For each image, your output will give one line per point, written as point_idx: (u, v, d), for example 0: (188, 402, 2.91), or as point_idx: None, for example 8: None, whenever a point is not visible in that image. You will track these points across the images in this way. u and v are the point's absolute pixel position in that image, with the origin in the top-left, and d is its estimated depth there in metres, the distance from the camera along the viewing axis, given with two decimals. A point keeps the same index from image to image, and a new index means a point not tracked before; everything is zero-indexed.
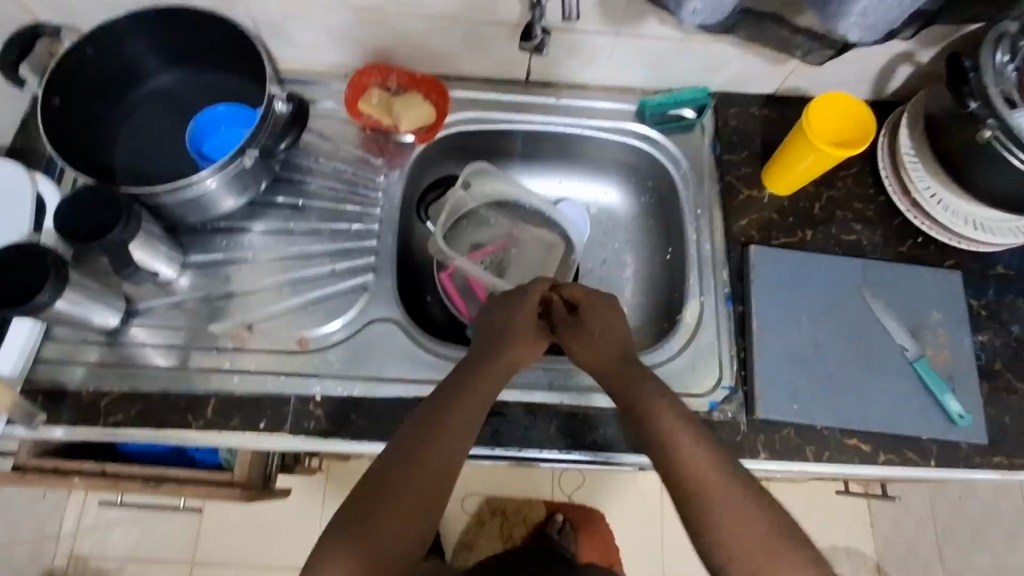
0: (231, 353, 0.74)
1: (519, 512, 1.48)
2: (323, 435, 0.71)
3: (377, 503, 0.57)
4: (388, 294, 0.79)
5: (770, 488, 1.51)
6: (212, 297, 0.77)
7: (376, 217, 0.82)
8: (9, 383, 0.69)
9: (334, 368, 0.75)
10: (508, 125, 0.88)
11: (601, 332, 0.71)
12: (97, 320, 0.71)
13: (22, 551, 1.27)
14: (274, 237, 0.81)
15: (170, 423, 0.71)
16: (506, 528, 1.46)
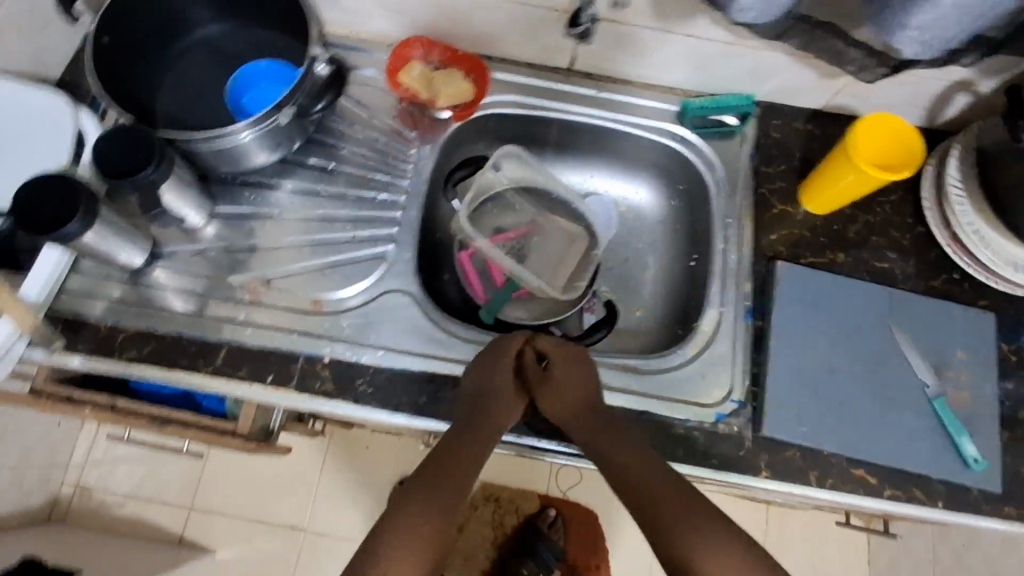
0: (246, 306, 0.75)
1: (513, 501, 1.48)
2: (326, 395, 0.72)
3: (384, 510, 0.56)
4: (407, 266, 0.79)
5: (769, 510, 1.50)
6: (235, 249, 0.79)
7: (403, 188, 0.83)
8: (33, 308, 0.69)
9: (345, 332, 0.75)
10: (544, 112, 0.87)
11: (574, 384, 0.70)
12: (122, 257, 0.72)
13: (32, 475, 1.32)
14: (301, 197, 0.82)
15: (181, 366, 0.72)
16: (498, 514, 1.47)
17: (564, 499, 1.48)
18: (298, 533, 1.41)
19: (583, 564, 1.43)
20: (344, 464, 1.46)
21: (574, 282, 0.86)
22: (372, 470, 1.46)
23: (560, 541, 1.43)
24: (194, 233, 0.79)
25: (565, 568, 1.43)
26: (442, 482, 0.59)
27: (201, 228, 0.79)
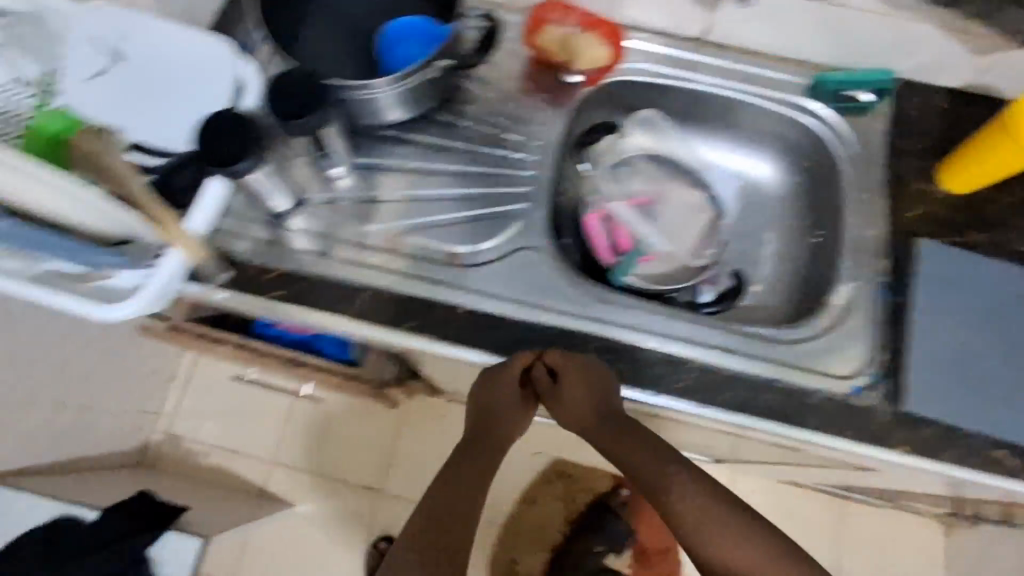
0: (385, 254, 0.77)
1: (587, 479, 1.49)
2: (464, 343, 0.73)
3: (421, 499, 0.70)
4: (539, 224, 0.79)
5: (844, 502, 1.49)
6: (372, 200, 0.81)
7: (535, 149, 0.83)
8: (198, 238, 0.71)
9: (480, 285, 0.77)
10: (674, 80, 0.86)
11: (581, 403, 0.70)
12: (275, 200, 0.75)
13: (127, 420, 1.37)
14: (435, 153, 0.83)
15: (326, 306, 0.74)
16: (569, 490, 1.48)
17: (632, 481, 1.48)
18: (374, 494, 1.45)
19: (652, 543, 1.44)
20: (419, 431, 1.48)
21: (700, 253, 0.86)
22: (447, 439, 1.47)
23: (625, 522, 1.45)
24: (333, 183, 0.81)
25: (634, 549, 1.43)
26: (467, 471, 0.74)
27: (342, 179, 0.81)
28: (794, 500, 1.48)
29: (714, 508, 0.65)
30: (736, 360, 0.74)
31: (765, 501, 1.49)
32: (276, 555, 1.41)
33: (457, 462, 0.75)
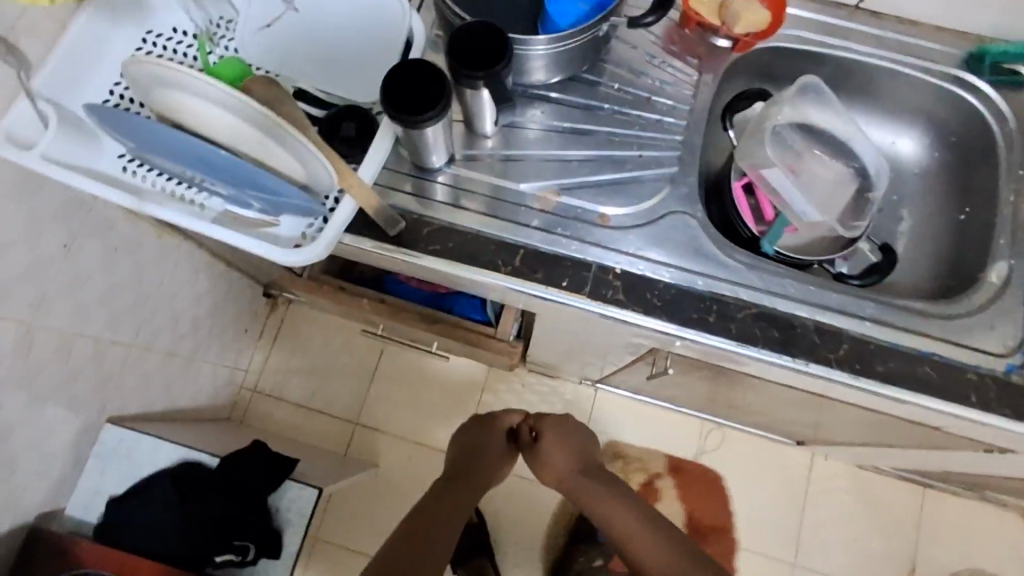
0: (538, 214, 0.77)
1: (642, 460, 1.50)
2: (618, 304, 0.73)
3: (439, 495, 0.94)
4: (690, 190, 0.79)
5: (924, 494, 1.48)
6: (524, 158, 0.80)
7: (686, 113, 0.82)
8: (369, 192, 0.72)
9: (633, 248, 0.76)
10: (824, 49, 0.84)
11: (556, 457, 0.96)
12: (434, 156, 0.75)
13: (219, 374, 1.41)
14: (585, 114, 0.82)
15: (481, 263, 0.75)
16: (624, 472, 1.49)
17: (694, 463, 1.49)
18: None
19: (712, 524, 1.46)
20: (501, 400, 1.51)
21: (853, 222, 0.83)
22: (528, 409, 1.49)
23: (675, 503, 1.49)
24: (482, 140, 0.81)
25: (690, 528, 1.46)
26: (468, 483, 0.97)
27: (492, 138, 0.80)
28: (873, 485, 1.48)
29: (661, 534, 0.82)
30: (892, 333, 0.73)
31: (843, 488, 1.48)
32: (358, 513, 1.45)
33: (461, 480, 0.98)
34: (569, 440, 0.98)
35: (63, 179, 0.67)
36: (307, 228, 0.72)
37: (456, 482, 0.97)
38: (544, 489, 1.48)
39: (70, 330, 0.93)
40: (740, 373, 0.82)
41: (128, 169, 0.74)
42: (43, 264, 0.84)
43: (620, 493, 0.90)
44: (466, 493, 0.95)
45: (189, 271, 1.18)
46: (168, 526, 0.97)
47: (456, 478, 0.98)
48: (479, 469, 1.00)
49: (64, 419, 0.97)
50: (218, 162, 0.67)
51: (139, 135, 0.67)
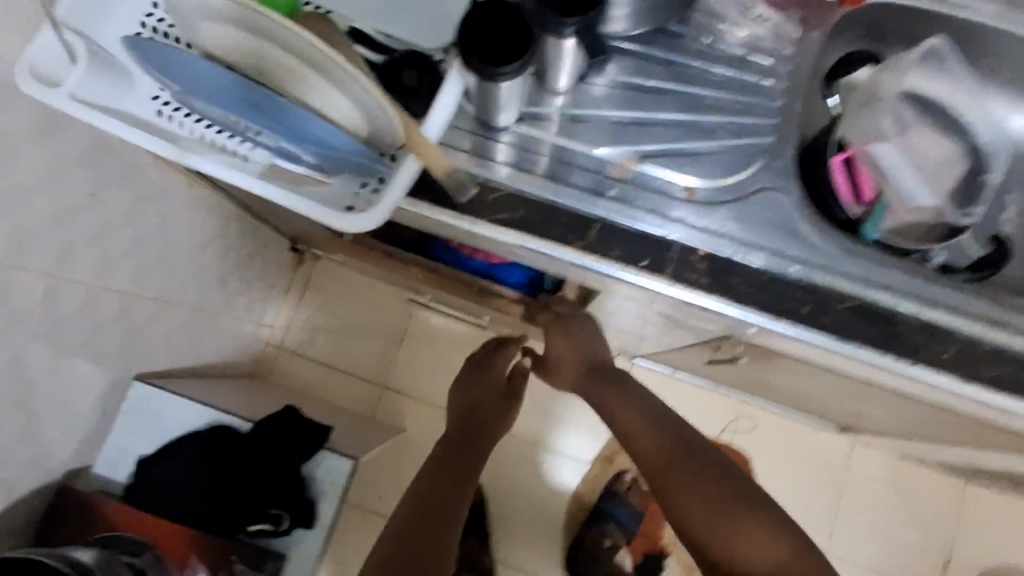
0: (616, 183, 0.69)
1: None
2: (703, 289, 0.67)
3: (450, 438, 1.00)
4: (787, 164, 0.71)
5: (965, 487, 1.43)
6: (602, 118, 0.71)
7: (785, 77, 0.73)
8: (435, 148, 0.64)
9: (723, 227, 0.68)
10: (948, 8, 0.74)
11: (564, 364, 0.91)
12: (503, 114, 0.67)
13: (245, 330, 1.36)
14: (672, 71, 0.73)
15: (553, 237, 0.67)
16: None
17: (719, 442, 1.44)
18: None
19: None
20: None
21: (959, 210, 0.75)
22: None
23: None
24: (552, 96, 0.71)
25: None
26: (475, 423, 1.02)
27: (565, 95, 0.71)
28: (914, 475, 1.43)
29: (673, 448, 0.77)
30: (1004, 336, 0.66)
31: (882, 477, 1.44)
32: (384, 477, 1.42)
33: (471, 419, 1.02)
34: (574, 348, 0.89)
35: (92, 119, 0.60)
36: (361, 187, 0.65)
37: (467, 423, 1.02)
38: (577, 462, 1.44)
39: (98, 282, 0.87)
40: (822, 365, 0.75)
41: (164, 114, 0.66)
42: (70, 212, 0.77)
43: (631, 394, 0.84)
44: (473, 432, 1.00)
45: (219, 223, 1.11)
46: (201, 496, 0.94)
47: (469, 418, 1.02)
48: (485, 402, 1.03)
49: (90, 375, 0.93)
50: (266, 108, 0.59)
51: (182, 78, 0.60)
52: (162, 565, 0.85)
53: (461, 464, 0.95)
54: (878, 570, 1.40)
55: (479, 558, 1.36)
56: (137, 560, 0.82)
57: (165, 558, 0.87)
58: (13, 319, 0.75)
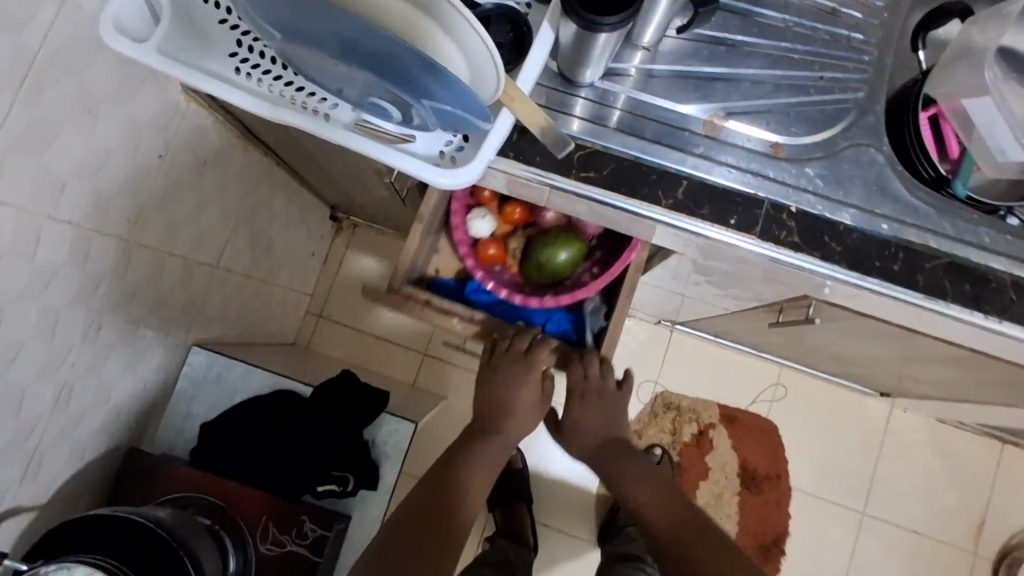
0: (704, 142, 0.68)
1: (693, 409, 1.45)
2: (792, 247, 0.65)
3: (466, 442, 1.02)
4: (877, 119, 0.70)
5: (1002, 449, 1.45)
6: (689, 74, 0.70)
7: (876, 30, 0.73)
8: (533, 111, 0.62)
9: (813, 183, 0.67)
10: None
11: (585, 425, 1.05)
12: (589, 70, 0.65)
13: (287, 299, 1.36)
14: (762, 24, 0.72)
15: (640, 194, 0.66)
16: (676, 423, 1.45)
17: (746, 412, 1.45)
18: None
19: (764, 471, 1.44)
20: None
21: None
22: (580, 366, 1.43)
23: (727, 451, 1.46)
24: (634, 51, 0.69)
25: (743, 475, 1.44)
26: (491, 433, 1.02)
27: (645, 50, 0.69)
28: (952, 440, 1.45)
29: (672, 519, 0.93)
30: None
31: (920, 440, 1.45)
32: (431, 439, 1.42)
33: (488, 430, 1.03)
34: (597, 414, 1.04)
35: (177, 73, 0.58)
36: (444, 146, 0.64)
37: (484, 431, 1.02)
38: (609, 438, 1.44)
39: (163, 247, 0.87)
40: (901, 325, 0.75)
41: (243, 72, 0.63)
42: (141, 175, 0.77)
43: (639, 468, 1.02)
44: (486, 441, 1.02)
45: (268, 189, 1.11)
46: (265, 465, 0.94)
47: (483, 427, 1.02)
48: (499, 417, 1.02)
49: (155, 341, 0.93)
50: (371, 52, 0.50)
51: (261, 12, 0.50)
52: (233, 524, 0.87)
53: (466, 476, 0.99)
54: (914, 531, 1.42)
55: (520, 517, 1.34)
56: (210, 521, 0.84)
57: (234, 515, 0.89)
58: (90, 283, 0.75)
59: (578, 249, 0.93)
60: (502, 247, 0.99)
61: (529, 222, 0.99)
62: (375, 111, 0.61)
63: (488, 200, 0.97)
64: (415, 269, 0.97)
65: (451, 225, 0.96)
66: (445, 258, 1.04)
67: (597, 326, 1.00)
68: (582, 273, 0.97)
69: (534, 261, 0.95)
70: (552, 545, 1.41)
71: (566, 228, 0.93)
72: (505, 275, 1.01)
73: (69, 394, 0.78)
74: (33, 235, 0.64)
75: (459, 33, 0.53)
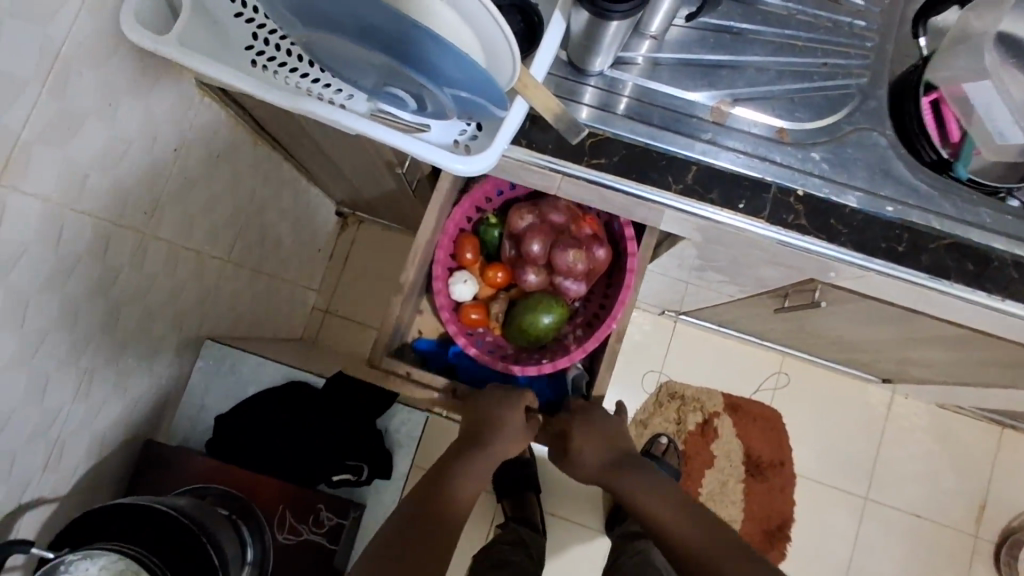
0: (710, 128, 0.70)
1: (698, 398, 1.47)
2: (800, 230, 0.67)
3: (450, 462, 0.89)
4: (878, 104, 0.72)
5: (1002, 433, 1.47)
6: (695, 61, 0.71)
7: (879, 16, 0.74)
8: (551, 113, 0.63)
9: (819, 167, 0.69)
10: None
11: (589, 448, 0.96)
12: (598, 59, 0.66)
13: (294, 294, 1.37)
14: (768, 12, 0.73)
15: (649, 180, 0.68)
16: (680, 412, 1.47)
17: (751, 400, 1.47)
18: None
19: (768, 458, 1.46)
20: None
21: None
22: None
23: (731, 439, 1.47)
24: (640, 41, 0.70)
25: (748, 463, 1.46)
26: (478, 452, 0.90)
27: (652, 40, 0.70)
28: (952, 425, 1.47)
29: (697, 530, 0.83)
30: None
31: (922, 426, 1.47)
32: (440, 431, 1.44)
33: (474, 447, 0.90)
34: (599, 436, 0.96)
35: (195, 64, 0.59)
36: (459, 135, 0.65)
37: (473, 449, 0.90)
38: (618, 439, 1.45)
39: (177, 241, 0.88)
40: (908, 307, 0.77)
41: (259, 64, 0.65)
42: (156, 169, 0.78)
43: (651, 479, 0.93)
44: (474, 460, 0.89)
45: (277, 184, 1.12)
46: (282, 462, 0.96)
47: (471, 446, 0.90)
48: (484, 435, 0.90)
49: (168, 334, 0.95)
50: (389, 32, 0.51)
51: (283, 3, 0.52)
52: (250, 514, 0.88)
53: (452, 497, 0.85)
54: (916, 516, 1.45)
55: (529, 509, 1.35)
56: (227, 511, 0.85)
57: (252, 504, 0.91)
58: (109, 276, 0.76)
59: (560, 313, 0.93)
60: (485, 310, 0.97)
61: (511, 286, 0.99)
62: (391, 100, 0.62)
63: (470, 263, 0.96)
64: (396, 336, 0.92)
65: (433, 290, 0.94)
66: (428, 320, 0.98)
67: (578, 390, 1.01)
68: (563, 336, 0.96)
69: (518, 324, 0.93)
70: (560, 534, 1.42)
71: (548, 293, 0.94)
72: (487, 338, 0.98)
73: (90, 384, 0.80)
74: (57, 227, 0.65)
75: (476, 22, 0.54)
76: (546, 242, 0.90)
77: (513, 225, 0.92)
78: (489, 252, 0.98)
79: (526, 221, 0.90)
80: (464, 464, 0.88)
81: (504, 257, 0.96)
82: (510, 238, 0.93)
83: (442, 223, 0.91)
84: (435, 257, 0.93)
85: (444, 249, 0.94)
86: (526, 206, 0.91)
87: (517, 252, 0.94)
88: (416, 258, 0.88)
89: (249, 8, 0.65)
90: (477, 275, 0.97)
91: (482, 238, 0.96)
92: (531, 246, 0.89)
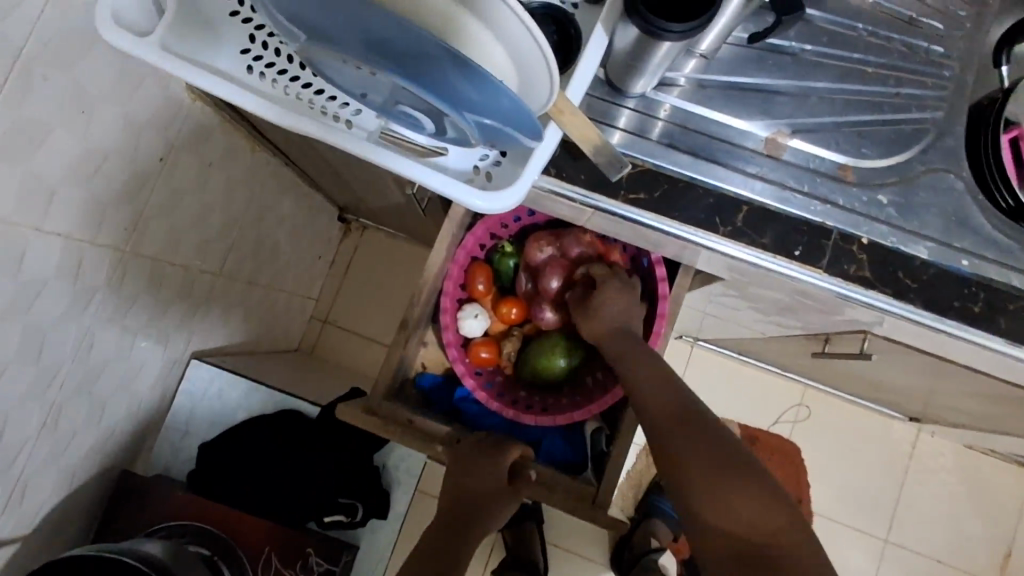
0: (763, 161, 0.61)
1: None
2: (863, 283, 0.59)
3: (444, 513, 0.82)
4: (952, 143, 0.65)
5: None
6: (749, 84, 0.63)
7: (956, 44, 0.67)
8: (588, 141, 0.55)
9: (887, 212, 0.61)
10: None
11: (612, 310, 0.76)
12: (642, 81, 0.58)
13: (291, 304, 1.29)
14: (834, 32, 0.65)
15: (694, 220, 0.60)
16: None
17: (769, 433, 1.39)
18: None
19: None
20: None
21: None
22: None
23: None
24: (688, 60, 0.62)
25: None
26: (459, 500, 0.81)
27: (700, 59, 0.62)
28: (980, 467, 1.39)
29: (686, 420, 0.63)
30: None
31: (947, 467, 1.40)
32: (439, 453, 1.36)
33: (455, 493, 0.81)
34: (616, 308, 0.76)
35: (184, 72, 0.51)
36: (479, 161, 0.57)
37: (456, 497, 0.82)
38: (628, 469, 1.37)
39: (163, 256, 0.80)
40: (972, 368, 0.69)
41: (256, 71, 0.56)
42: (138, 178, 0.70)
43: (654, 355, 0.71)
44: (457, 509, 0.81)
45: (276, 191, 1.04)
46: (263, 500, 0.88)
47: (452, 491, 0.82)
48: (457, 479, 0.80)
49: (152, 355, 0.87)
50: (400, 46, 0.42)
51: (280, 7, 0.44)
52: (233, 556, 0.83)
53: (443, 547, 0.79)
54: (938, 561, 1.37)
55: (531, 543, 1.27)
56: (207, 551, 0.81)
57: (235, 546, 0.84)
58: (82, 297, 0.68)
59: (579, 355, 0.86)
60: (496, 349, 0.89)
61: (524, 322, 0.91)
62: (403, 120, 0.54)
63: (482, 295, 0.88)
64: (398, 371, 0.83)
65: (441, 324, 0.85)
66: (432, 353, 0.90)
67: (597, 450, 0.86)
68: (580, 377, 0.88)
69: (533, 365, 0.86)
70: (564, 566, 1.35)
71: (565, 332, 0.86)
72: (497, 378, 0.91)
73: (60, 415, 0.72)
74: (18, 249, 0.57)
75: (506, 35, 0.46)
76: (566, 280, 0.83)
77: (531, 257, 0.84)
78: (502, 285, 0.91)
79: (545, 254, 0.83)
80: (452, 512, 0.81)
81: (519, 291, 0.88)
82: (526, 272, 0.86)
83: (453, 251, 0.83)
84: (444, 288, 0.84)
85: (454, 279, 0.86)
86: (546, 237, 0.84)
87: (533, 286, 0.87)
88: (422, 296, 0.81)
89: (248, 6, 0.56)
90: (488, 308, 0.89)
91: (495, 268, 0.89)
92: (550, 283, 0.83)
